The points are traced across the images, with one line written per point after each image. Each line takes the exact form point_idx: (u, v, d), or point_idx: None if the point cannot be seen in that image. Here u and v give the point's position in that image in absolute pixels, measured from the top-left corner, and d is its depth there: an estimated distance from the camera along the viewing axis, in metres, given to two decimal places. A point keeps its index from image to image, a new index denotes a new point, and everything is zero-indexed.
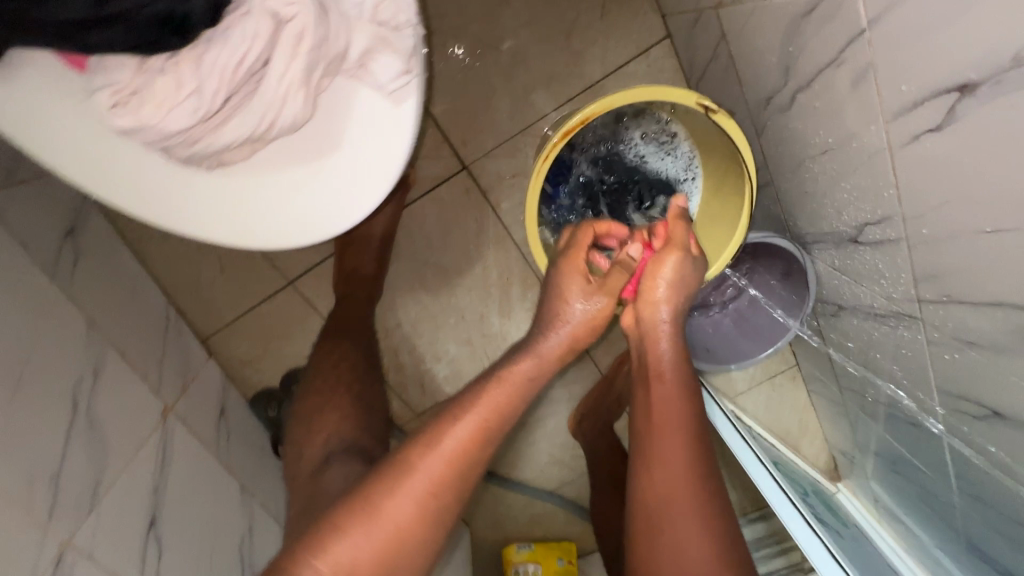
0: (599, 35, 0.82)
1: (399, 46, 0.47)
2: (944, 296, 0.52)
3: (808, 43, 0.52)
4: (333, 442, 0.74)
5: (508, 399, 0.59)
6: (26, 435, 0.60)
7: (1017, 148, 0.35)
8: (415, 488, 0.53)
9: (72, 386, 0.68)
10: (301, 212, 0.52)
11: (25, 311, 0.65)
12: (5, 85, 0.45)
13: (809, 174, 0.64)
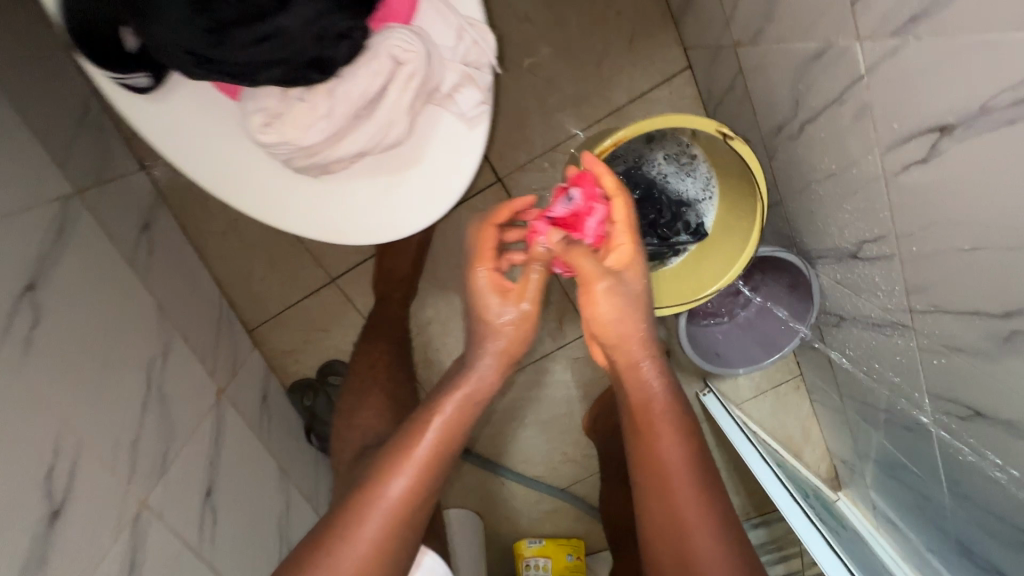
0: (627, 63, 0.90)
1: (481, 82, 0.57)
2: (932, 306, 0.59)
3: (816, 83, 0.59)
4: (368, 434, 0.79)
5: (449, 432, 0.62)
6: (110, 404, 0.68)
7: (986, 180, 0.42)
8: (376, 517, 0.57)
9: (145, 364, 0.76)
10: (381, 216, 0.60)
11: (110, 295, 0.73)
12: (166, 103, 0.57)
13: (816, 195, 0.72)
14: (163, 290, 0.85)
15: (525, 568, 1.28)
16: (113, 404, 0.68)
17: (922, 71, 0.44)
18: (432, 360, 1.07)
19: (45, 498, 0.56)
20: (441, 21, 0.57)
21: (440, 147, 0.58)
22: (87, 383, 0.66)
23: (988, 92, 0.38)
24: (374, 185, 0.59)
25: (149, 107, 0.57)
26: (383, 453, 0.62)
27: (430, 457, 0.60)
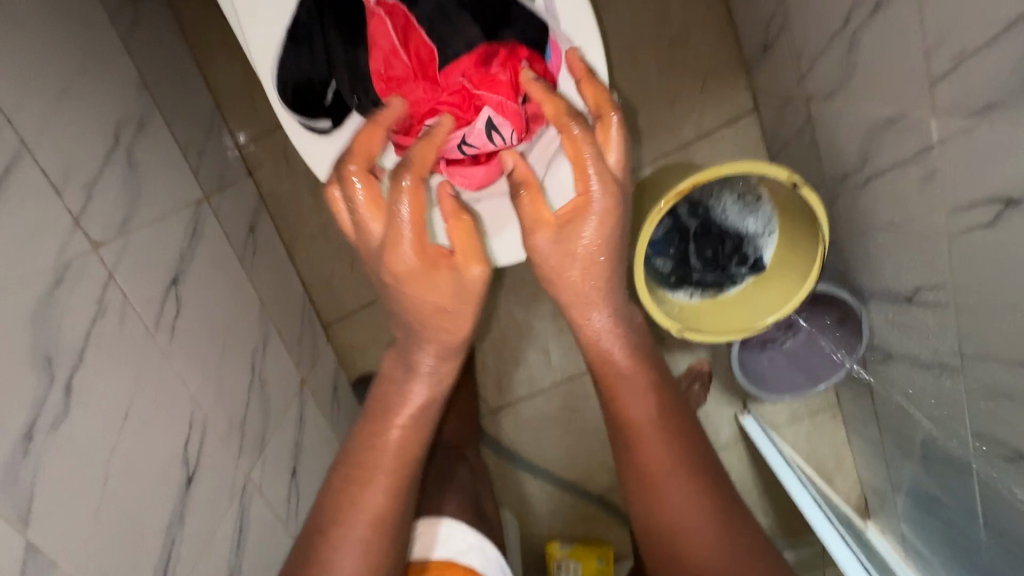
0: (697, 103, 0.97)
1: None
2: (983, 354, 0.64)
3: (888, 143, 0.65)
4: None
5: (413, 433, 0.63)
6: (225, 387, 0.77)
7: None
8: (362, 515, 0.60)
9: (250, 353, 0.85)
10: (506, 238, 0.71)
11: (226, 291, 0.83)
12: (335, 139, 0.67)
13: (875, 241, 0.77)
14: (263, 286, 0.94)
15: (556, 568, 1.34)
16: (227, 387, 0.77)
17: (992, 150, 0.50)
18: None
19: (182, 466, 0.65)
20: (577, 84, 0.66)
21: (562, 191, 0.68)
22: (210, 367, 0.75)
23: None
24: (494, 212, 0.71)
25: (320, 143, 0.67)
26: (353, 446, 0.64)
27: (399, 455, 0.63)
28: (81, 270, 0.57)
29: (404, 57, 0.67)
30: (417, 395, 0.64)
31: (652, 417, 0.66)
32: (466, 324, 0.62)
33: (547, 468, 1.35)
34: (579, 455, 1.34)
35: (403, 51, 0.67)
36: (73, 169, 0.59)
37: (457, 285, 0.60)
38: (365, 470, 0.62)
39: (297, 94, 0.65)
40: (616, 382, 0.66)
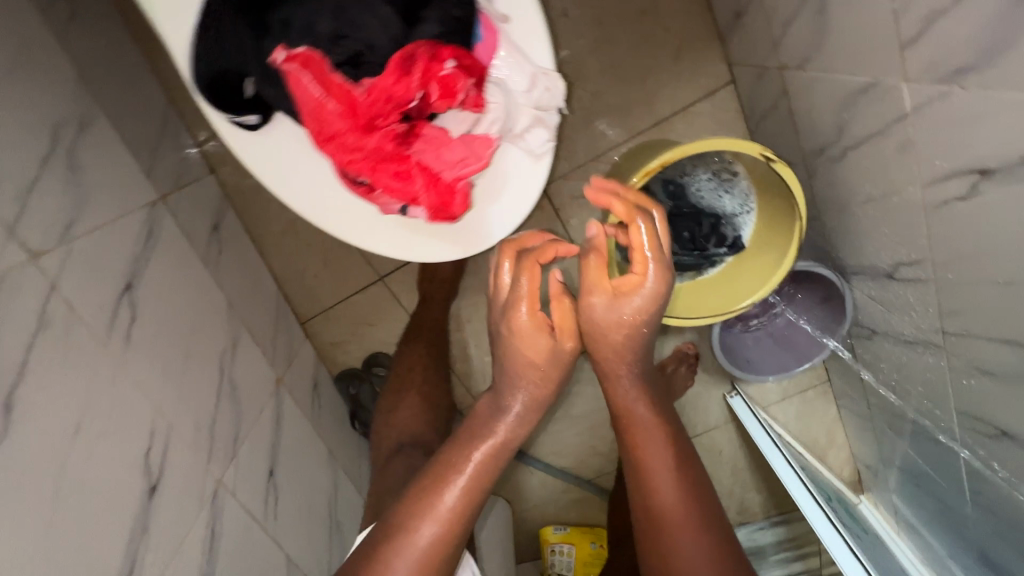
0: (670, 77, 0.93)
1: (549, 121, 0.64)
2: (963, 330, 0.62)
3: (861, 113, 0.62)
4: (404, 436, 0.86)
5: (482, 474, 0.64)
6: (190, 392, 0.75)
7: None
8: (406, 564, 0.59)
9: (218, 356, 0.83)
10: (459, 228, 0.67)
11: (189, 294, 0.81)
12: (262, 133, 0.62)
13: (854, 215, 0.74)
14: (231, 286, 0.92)
15: (550, 553, 1.36)
16: (193, 393, 0.76)
17: (965, 118, 0.47)
18: (471, 356, 1.16)
19: (144, 476, 0.64)
20: (515, 63, 0.62)
21: (510, 180, 0.65)
22: (173, 373, 0.73)
23: None
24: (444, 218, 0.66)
25: (250, 140, 0.61)
26: (419, 484, 0.64)
27: (466, 500, 0.63)
28: (20, 281, 0.55)
29: (332, 107, 0.60)
30: (491, 443, 0.66)
31: (670, 472, 0.73)
32: (550, 387, 0.68)
33: (537, 455, 1.34)
34: (569, 441, 1.34)
35: (329, 101, 0.60)
36: (7, 176, 0.57)
37: (551, 356, 0.66)
38: (427, 513, 0.62)
39: (213, 90, 0.59)
40: (640, 439, 0.74)
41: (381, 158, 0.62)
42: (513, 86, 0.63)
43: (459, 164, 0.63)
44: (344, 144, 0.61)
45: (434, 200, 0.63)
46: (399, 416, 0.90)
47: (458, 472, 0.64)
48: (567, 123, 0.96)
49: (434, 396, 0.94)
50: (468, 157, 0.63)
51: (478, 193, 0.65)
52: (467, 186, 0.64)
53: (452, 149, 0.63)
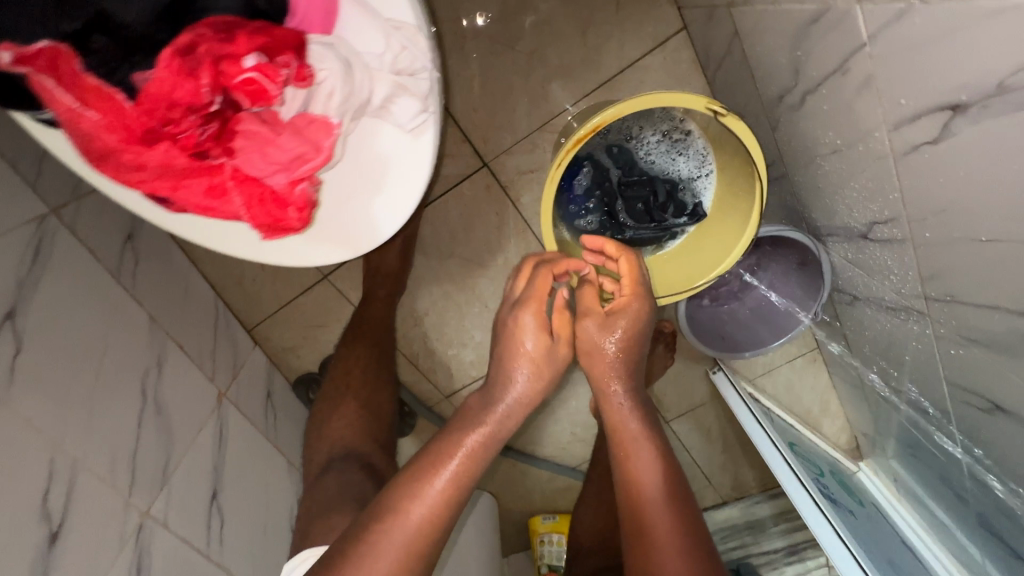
0: (615, 29, 0.82)
1: (416, 90, 0.47)
2: (947, 295, 0.53)
3: (815, 50, 0.52)
4: (338, 446, 0.85)
5: (474, 462, 0.62)
6: (103, 421, 0.69)
7: (1010, 165, 0.36)
8: (388, 553, 0.56)
9: (140, 379, 0.77)
10: (337, 232, 0.55)
11: (99, 314, 0.74)
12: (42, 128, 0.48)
13: (821, 170, 0.65)
14: (153, 300, 0.85)
15: (540, 543, 1.30)
16: (110, 421, 0.70)
17: (932, 39, 0.38)
18: (432, 350, 1.09)
19: (43, 521, 0.58)
20: (363, 12, 0.45)
21: (388, 169, 0.52)
22: (82, 402, 0.67)
23: (1010, 69, 0.32)
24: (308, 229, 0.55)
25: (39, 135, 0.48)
26: (404, 474, 0.62)
27: (452, 489, 0.60)
28: None
29: (96, 120, 0.46)
30: (483, 435, 0.63)
31: (658, 488, 0.68)
32: (546, 384, 0.67)
33: (517, 446, 1.28)
34: (548, 430, 1.27)
35: (92, 113, 0.46)
36: None
37: (549, 358, 0.66)
38: (412, 502, 0.59)
39: None
40: (630, 448, 0.70)
41: (184, 175, 0.50)
42: (362, 44, 0.46)
43: (289, 166, 0.50)
44: (126, 166, 0.49)
45: (262, 214, 0.52)
46: (332, 429, 0.87)
47: (446, 461, 0.61)
48: (504, 91, 0.86)
49: (373, 403, 0.90)
50: (303, 155, 0.50)
51: (337, 190, 0.53)
52: (306, 192, 0.52)
53: (284, 150, 0.50)
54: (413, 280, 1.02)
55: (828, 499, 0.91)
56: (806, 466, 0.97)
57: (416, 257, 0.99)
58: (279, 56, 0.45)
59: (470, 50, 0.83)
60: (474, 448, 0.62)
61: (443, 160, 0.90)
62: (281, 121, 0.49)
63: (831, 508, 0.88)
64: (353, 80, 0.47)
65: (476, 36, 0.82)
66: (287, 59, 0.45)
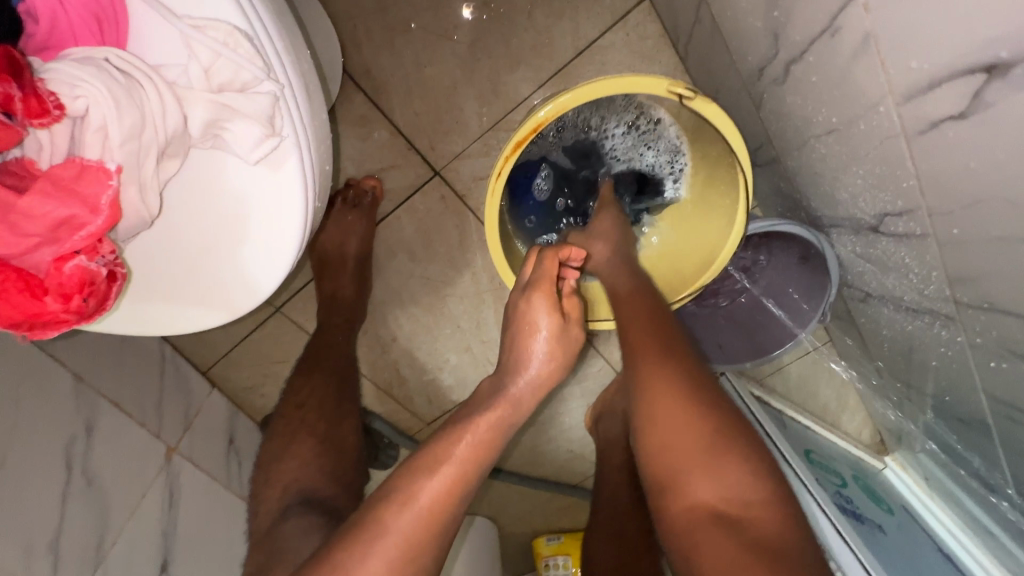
0: (566, 6, 0.72)
1: (248, 108, 0.35)
2: (985, 303, 0.43)
3: (799, 6, 0.41)
4: (292, 491, 0.68)
5: (488, 444, 0.51)
6: (22, 502, 0.58)
7: None
8: (386, 553, 0.45)
9: (64, 447, 0.65)
10: (205, 288, 0.43)
11: (17, 374, 0.62)
12: None
13: (816, 154, 0.53)
14: (76, 355, 0.72)
15: (544, 568, 1.15)
16: (22, 505, 0.58)
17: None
18: (406, 378, 0.93)
19: None
20: (165, 22, 0.34)
21: (247, 212, 0.39)
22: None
23: None
24: (161, 288, 0.42)
25: None
26: (399, 465, 0.51)
27: (459, 472, 0.49)
28: None
29: None
30: (493, 417, 0.53)
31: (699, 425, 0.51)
32: (560, 371, 0.58)
33: (510, 467, 1.12)
34: (545, 449, 1.11)
35: None
36: None
37: (563, 338, 0.58)
38: (408, 494, 0.48)
39: None
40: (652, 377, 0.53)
41: None
42: (171, 62, 0.35)
43: (54, 234, 0.34)
44: None
45: (5, 309, 0.33)
46: (283, 470, 0.70)
47: (450, 442, 0.51)
48: (448, 89, 0.75)
49: (336, 436, 0.74)
50: (70, 217, 0.34)
51: (177, 243, 0.41)
52: (82, 268, 0.35)
53: (29, 210, 0.33)
54: (375, 305, 0.88)
55: (846, 512, 0.81)
56: (822, 478, 0.87)
57: (374, 283, 0.86)
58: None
59: (403, 48, 0.73)
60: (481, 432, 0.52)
61: (389, 172, 0.80)
62: (37, 173, 0.34)
63: (852, 527, 0.77)
64: (142, 107, 0.34)
65: (408, 32, 0.73)
66: (3, 87, 0.31)
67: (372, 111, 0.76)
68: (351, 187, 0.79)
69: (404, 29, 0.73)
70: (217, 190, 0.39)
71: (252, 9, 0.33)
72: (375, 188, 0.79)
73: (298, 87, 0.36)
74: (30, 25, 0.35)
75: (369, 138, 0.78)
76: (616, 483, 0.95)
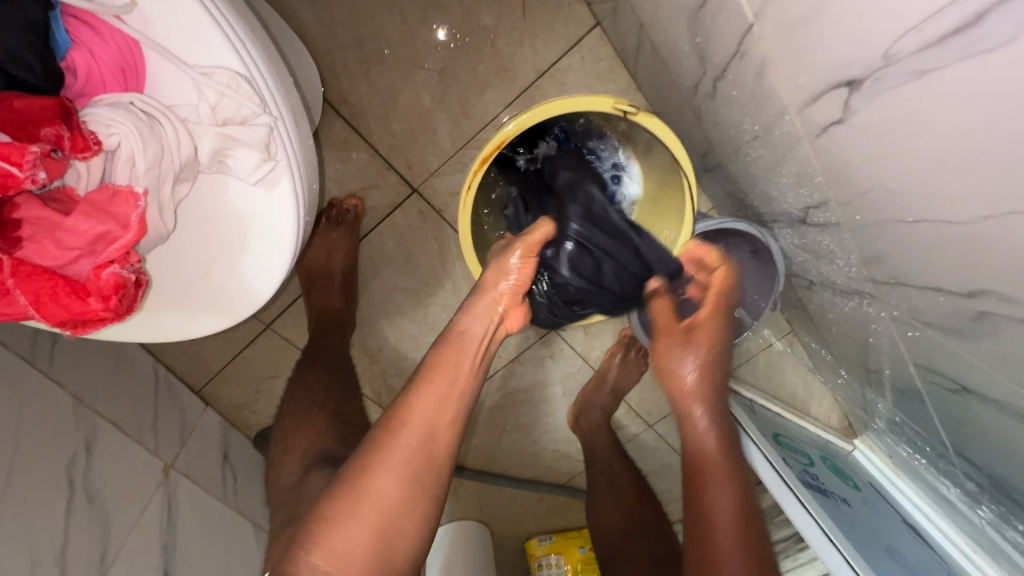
0: (525, 34, 0.79)
1: (249, 138, 0.40)
2: (892, 278, 0.49)
3: (714, 32, 0.48)
4: (312, 452, 0.72)
5: (466, 357, 0.57)
6: (30, 515, 0.60)
7: (925, 134, 0.32)
8: (391, 463, 0.51)
9: (67, 464, 0.67)
10: (210, 293, 0.47)
11: (20, 394, 0.66)
12: None
13: (749, 158, 0.60)
14: (75, 378, 0.75)
15: (537, 568, 1.17)
16: (28, 517, 0.60)
17: (821, 6, 0.33)
18: (394, 387, 0.98)
19: None
20: (175, 67, 0.40)
21: (247, 226, 0.45)
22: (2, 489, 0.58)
23: (908, 27, 0.28)
24: (169, 295, 0.47)
25: None
26: (398, 393, 0.56)
27: (445, 386, 0.55)
28: None
29: None
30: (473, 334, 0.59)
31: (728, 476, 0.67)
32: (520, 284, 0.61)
33: (500, 471, 1.16)
34: (532, 450, 1.16)
35: None
36: None
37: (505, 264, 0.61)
38: (406, 413, 0.53)
39: None
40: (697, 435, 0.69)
41: None
42: (182, 101, 0.41)
43: (92, 247, 0.39)
44: None
45: (58, 311, 0.38)
46: (301, 437, 0.74)
47: (433, 363, 0.56)
48: (421, 112, 0.82)
49: (344, 412, 0.76)
50: (105, 232, 0.39)
51: (183, 255, 0.46)
52: (116, 275, 0.39)
53: (72, 227, 0.38)
54: (362, 317, 0.93)
55: (813, 487, 0.86)
56: (789, 457, 0.92)
57: (360, 297, 0.91)
58: (41, 129, 0.36)
59: (378, 77, 0.80)
60: (462, 350, 0.57)
61: (369, 192, 0.86)
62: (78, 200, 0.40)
63: (819, 500, 0.82)
64: (159, 139, 0.39)
65: (382, 62, 0.79)
66: (54, 129, 0.36)
67: (351, 135, 0.82)
68: (334, 207, 0.85)
69: (378, 59, 0.79)
70: (221, 209, 0.44)
71: (249, 56, 0.39)
72: (357, 207, 0.85)
73: (289, 119, 0.42)
74: (69, 78, 0.40)
75: (349, 160, 0.84)
76: (599, 476, 1.00)
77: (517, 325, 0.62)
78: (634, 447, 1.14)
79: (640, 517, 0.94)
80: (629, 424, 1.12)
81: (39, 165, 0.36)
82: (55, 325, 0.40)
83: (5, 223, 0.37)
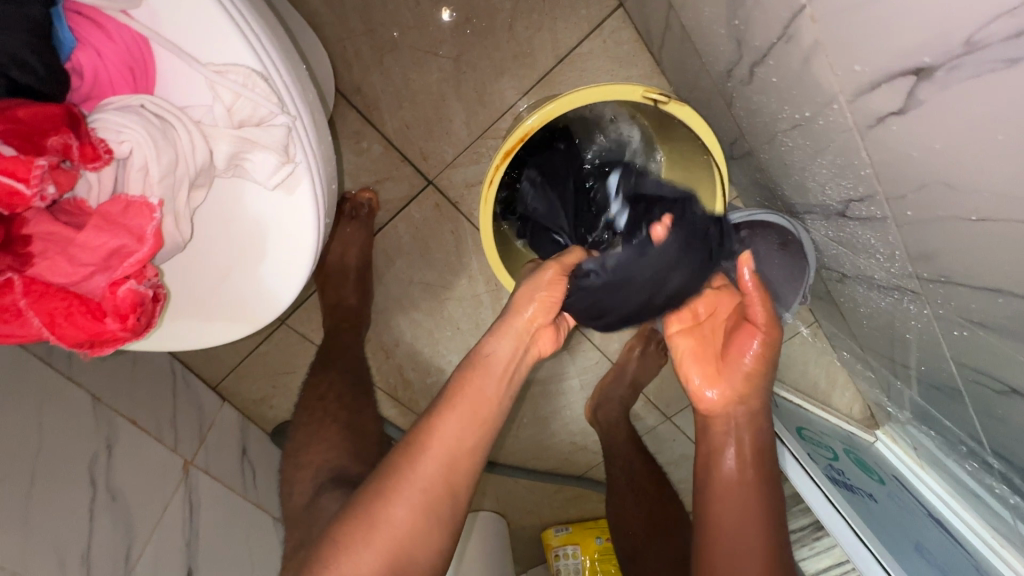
0: (544, 18, 0.75)
1: (267, 140, 0.38)
2: (941, 276, 0.46)
3: (757, 15, 0.45)
4: (325, 469, 0.67)
5: (495, 383, 0.55)
6: (53, 520, 0.60)
7: (1010, 123, 0.29)
8: (410, 494, 0.49)
9: (89, 465, 0.67)
10: (226, 299, 0.46)
11: (39, 396, 0.65)
12: None
13: (785, 147, 0.57)
14: (93, 376, 0.74)
15: (555, 558, 1.17)
16: (52, 523, 0.60)
17: None
18: (410, 382, 0.97)
19: None
20: (186, 65, 0.37)
21: (265, 231, 0.43)
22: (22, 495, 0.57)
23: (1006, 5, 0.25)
24: (184, 301, 0.46)
25: None
26: (421, 413, 0.54)
27: (472, 415, 0.53)
28: None
29: None
30: (501, 357, 0.56)
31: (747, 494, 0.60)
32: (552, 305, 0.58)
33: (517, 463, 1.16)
34: (549, 443, 1.15)
35: None
36: None
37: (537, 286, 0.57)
38: (427, 437, 0.51)
39: None
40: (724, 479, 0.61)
41: None
42: (196, 103, 0.39)
43: (106, 263, 0.38)
44: None
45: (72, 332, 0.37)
46: (314, 452, 0.70)
47: (463, 389, 0.54)
48: (436, 101, 0.79)
49: (359, 418, 0.74)
50: (120, 247, 0.37)
51: (197, 261, 0.44)
52: (132, 291, 0.38)
53: (85, 242, 0.37)
54: (377, 312, 0.91)
55: (837, 482, 0.82)
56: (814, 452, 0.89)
57: (375, 291, 0.89)
58: (48, 139, 0.34)
59: (391, 64, 0.77)
60: (491, 373, 0.55)
61: (384, 184, 0.83)
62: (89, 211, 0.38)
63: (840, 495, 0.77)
64: (173, 145, 0.37)
65: (395, 49, 0.76)
66: (61, 138, 0.34)
67: (364, 126, 0.80)
68: (348, 200, 0.82)
69: (391, 45, 0.76)
70: (237, 214, 0.43)
71: (265, 53, 0.37)
72: (371, 200, 0.82)
73: (306, 119, 0.40)
74: (75, 80, 0.38)
75: (362, 152, 0.81)
76: (618, 469, 0.99)
77: (548, 347, 0.59)
78: (651, 439, 1.13)
79: (659, 511, 0.93)
80: (647, 416, 1.11)
81: (48, 179, 0.34)
82: (72, 345, 0.39)
83: (13, 239, 0.36)
